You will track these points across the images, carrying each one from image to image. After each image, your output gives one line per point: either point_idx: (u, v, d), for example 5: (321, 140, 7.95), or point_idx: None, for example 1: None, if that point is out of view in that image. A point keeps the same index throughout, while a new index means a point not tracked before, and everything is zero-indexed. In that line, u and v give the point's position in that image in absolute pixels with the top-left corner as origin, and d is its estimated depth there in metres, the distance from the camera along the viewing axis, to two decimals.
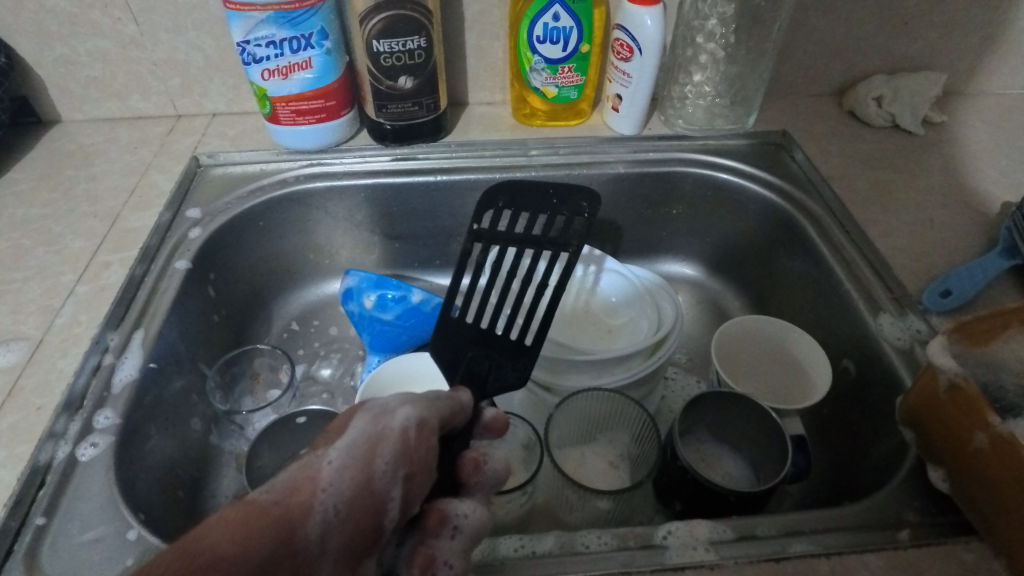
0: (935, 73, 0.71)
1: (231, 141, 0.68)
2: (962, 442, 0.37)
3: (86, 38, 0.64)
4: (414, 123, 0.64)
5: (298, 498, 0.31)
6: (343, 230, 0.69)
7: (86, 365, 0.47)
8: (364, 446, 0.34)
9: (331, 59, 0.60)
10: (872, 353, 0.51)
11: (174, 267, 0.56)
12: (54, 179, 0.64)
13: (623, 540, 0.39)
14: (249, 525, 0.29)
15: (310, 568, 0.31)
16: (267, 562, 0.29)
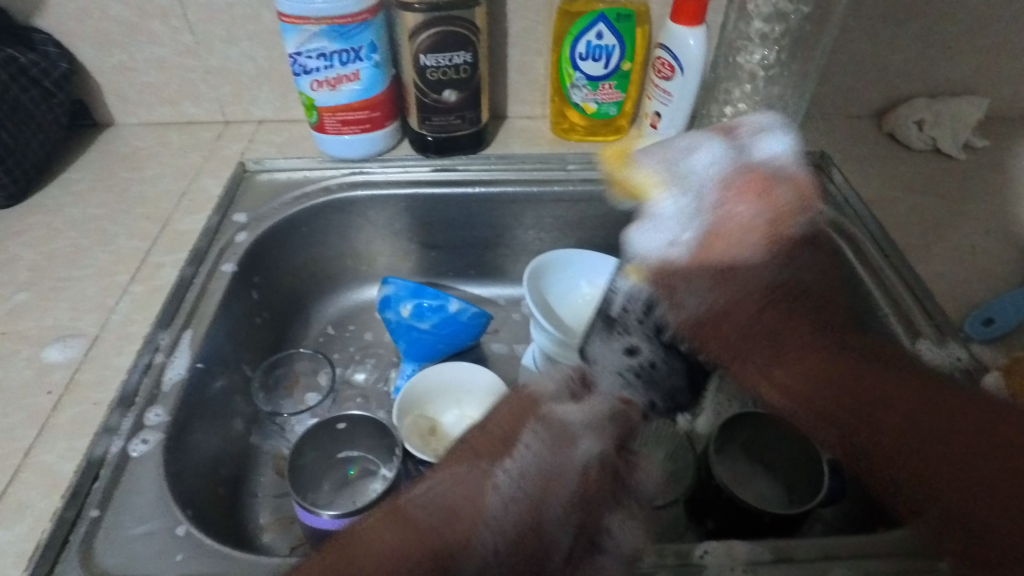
0: (979, 98, 0.70)
1: (277, 148, 0.70)
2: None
3: (145, 46, 0.67)
4: (454, 134, 0.65)
5: (429, 512, 0.37)
6: (382, 238, 0.70)
7: (139, 362, 0.49)
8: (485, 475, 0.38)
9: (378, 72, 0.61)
10: None
11: (222, 270, 0.58)
12: (109, 181, 0.67)
13: (661, 556, 0.40)
14: (388, 530, 0.36)
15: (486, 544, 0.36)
16: (439, 533, 0.36)
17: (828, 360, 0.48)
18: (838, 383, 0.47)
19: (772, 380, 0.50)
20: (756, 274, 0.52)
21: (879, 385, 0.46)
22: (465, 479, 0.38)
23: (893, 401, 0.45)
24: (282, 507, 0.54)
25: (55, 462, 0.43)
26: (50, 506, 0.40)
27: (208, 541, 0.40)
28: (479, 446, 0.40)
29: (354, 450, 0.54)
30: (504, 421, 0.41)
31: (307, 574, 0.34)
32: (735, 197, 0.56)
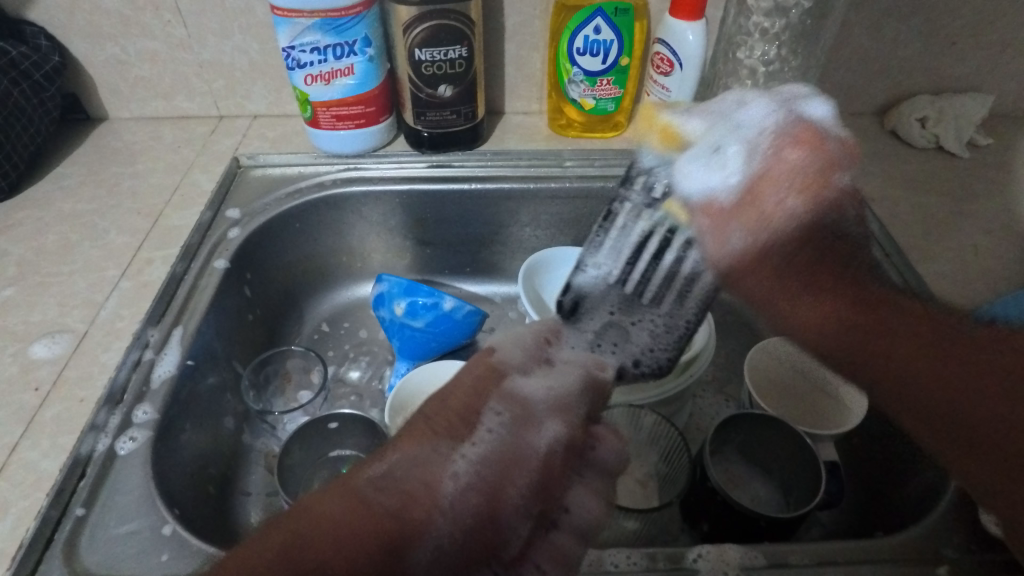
0: (982, 95, 0.69)
1: (271, 143, 0.70)
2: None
3: (137, 39, 0.66)
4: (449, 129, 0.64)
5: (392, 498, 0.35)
6: (376, 234, 0.70)
7: (127, 359, 0.48)
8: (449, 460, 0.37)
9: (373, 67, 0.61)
10: None
11: (213, 266, 0.57)
12: (101, 175, 0.66)
13: (652, 559, 0.39)
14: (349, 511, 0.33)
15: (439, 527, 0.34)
16: (395, 515, 0.34)
17: (850, 300, 0.45)
18: (862, 316, 0.44)
19: (794, 320, 0.47)
20: (791, 236, 0.47)
21: (902, 320, 0.43)
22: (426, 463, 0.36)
23: (932, 355, 0.41)
24: (272, 506, 0.54)
25: (40, 460, 0.42)
26: (33, 504, 0.40)
27: (193, 541, 0.40)
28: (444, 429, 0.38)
29: (346, 448, 0.54)
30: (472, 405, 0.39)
31: (253, 559, 0.31)
32: (785, 145, 0.48)
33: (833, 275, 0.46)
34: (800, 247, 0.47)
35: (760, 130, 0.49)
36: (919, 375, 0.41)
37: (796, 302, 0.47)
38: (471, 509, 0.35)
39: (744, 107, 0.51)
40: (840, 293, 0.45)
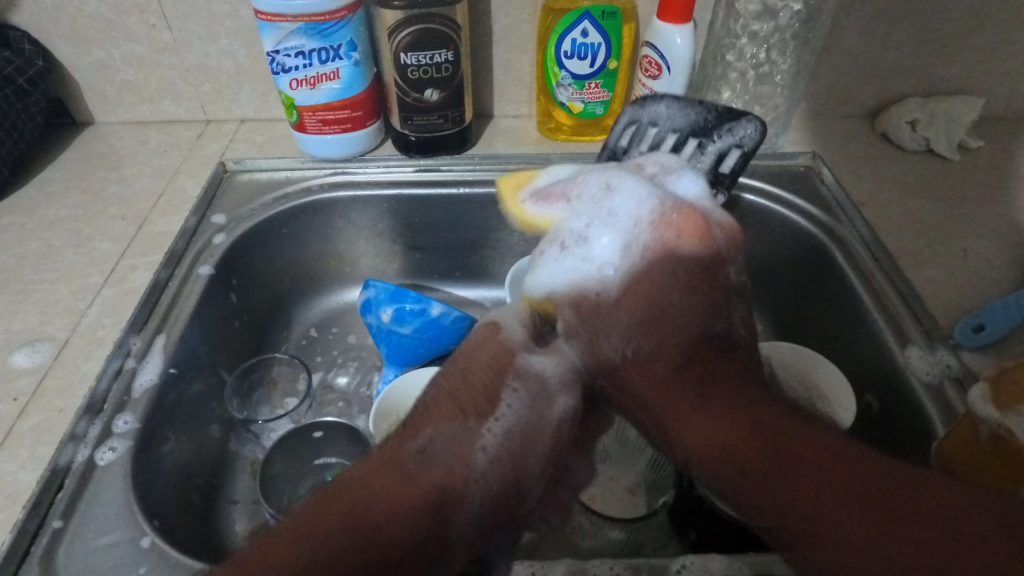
0: (974, 98, 0.69)
1: (258, 147, 0.69)
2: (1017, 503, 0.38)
3: (122, 43, 0.66)
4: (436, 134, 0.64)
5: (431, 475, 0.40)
6: (365, 239, 0.69)
7: (108, 367, 0.48)
8: (477, 448, 0.42)
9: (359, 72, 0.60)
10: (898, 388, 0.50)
11: (198, 272, 0.57)
12: (86, 180, 0.66)
13: (636, 570, 0.38)
14: (392, 491, 0.38)
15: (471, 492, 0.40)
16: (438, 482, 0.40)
17: (819, 451, 0.38)
18: (750, 441, 0.40)
19: (693, 429, 0.42)
20: (694, 329, 0.43)
21: (795, 475, 0.38)
22: (462, 446, 0.42)
23: (732, 399, 0.42)
24: (257, 514, 0.53)
25: (18, 471, 0.41)
26: (11, 517, 0.39)
27: (173, 554, 0.39)
28: (475, 409, 0.43)
29: (331, 457, 0.53)
30: (488, 394, 0.44)
31: (318, 526, 0.35)
32: (667, 234, 0.45)
33: (726, 394, 0.42)
34: (686, 366, 0.43)
35: (633, 226, 0.46)
36: (819, 458, 0.38)
37: (692, 415, 0.42)
38: (501, 470, 0.42)
39: (611, 195, 0.49)
40: (727, 400, 0.41)
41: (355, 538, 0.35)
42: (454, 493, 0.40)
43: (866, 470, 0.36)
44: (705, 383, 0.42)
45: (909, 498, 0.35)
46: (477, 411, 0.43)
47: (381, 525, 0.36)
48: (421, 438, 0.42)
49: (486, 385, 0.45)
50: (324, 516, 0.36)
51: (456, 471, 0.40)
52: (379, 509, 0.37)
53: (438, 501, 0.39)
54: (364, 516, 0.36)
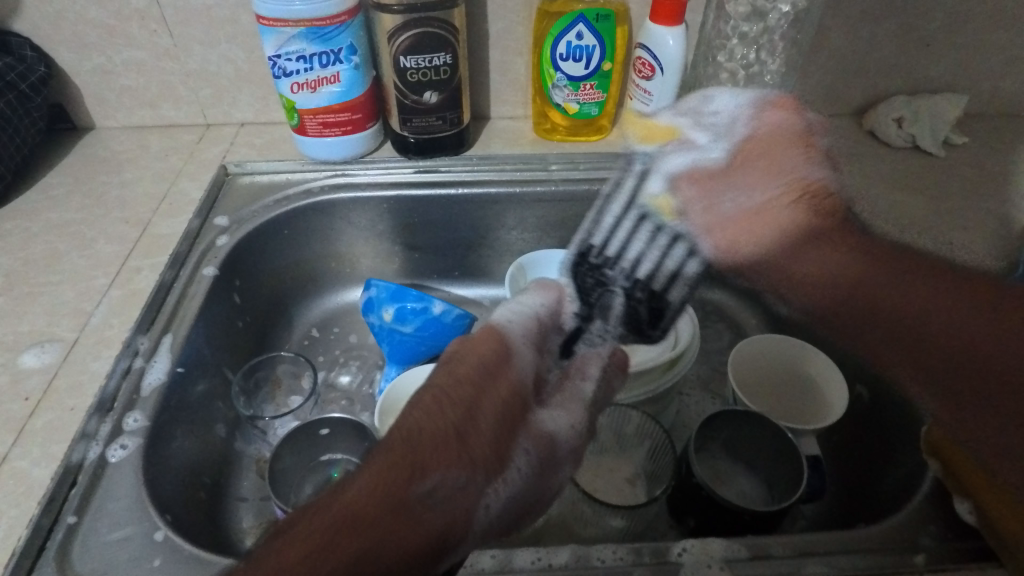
0: (957, 95, 0.71)
1: (258, 150, 0.70)
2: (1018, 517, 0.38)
3: (123, 49, 0.67)
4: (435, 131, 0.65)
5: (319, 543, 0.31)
6: (365, 240, 0.70)
7: (117, 367, 0.48)
8: (397, 485, 0.34)
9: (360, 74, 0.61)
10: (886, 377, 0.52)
11: (202, 273, 0.58)
12: (87, 184, 0.66)
13: (638, 555, 0.39)
14: (287, 565, 0.30)
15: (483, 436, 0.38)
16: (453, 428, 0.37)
17: (872, 257, 0.47)
18: (871, 268, 0.47)
19: (799, 279, 0.51)
20: (805, 219, 0.53)
21: (919, 317, 0.42)
22: (363, 494, 0.33)
23: (886, 282, 0.44)
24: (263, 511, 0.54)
25: (32, 469, 0.42)
26: (26, 513, 0.40)
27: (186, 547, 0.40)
28: (393, 445, 0.36)
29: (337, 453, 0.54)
30: (427, 423, 0.37)
31: (344, 501, 0.33)
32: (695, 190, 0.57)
33: (845, 238, 0.50)
34: (848, 295, 0.46)
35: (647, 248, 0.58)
36: (918, 300, 0.42)
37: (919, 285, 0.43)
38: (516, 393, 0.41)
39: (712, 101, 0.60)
40: (857, 253, 0.48)
41: (304, 559, 0.30)
42: (473, 420, 0.38)
43: (930, 345, 0.41)
44: (867, 308, 0.45)
45: (992, 331, 0.39)
46: (409, 434, 0.36)
47: (387, 492, 0.34)
48: (314, 519, 0.32)
49: (409, 411, 0.38)
50: (349, 494, 0.33)
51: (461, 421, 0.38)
52: (372, 478, 0.34)
53: (443, 431, 0.37)
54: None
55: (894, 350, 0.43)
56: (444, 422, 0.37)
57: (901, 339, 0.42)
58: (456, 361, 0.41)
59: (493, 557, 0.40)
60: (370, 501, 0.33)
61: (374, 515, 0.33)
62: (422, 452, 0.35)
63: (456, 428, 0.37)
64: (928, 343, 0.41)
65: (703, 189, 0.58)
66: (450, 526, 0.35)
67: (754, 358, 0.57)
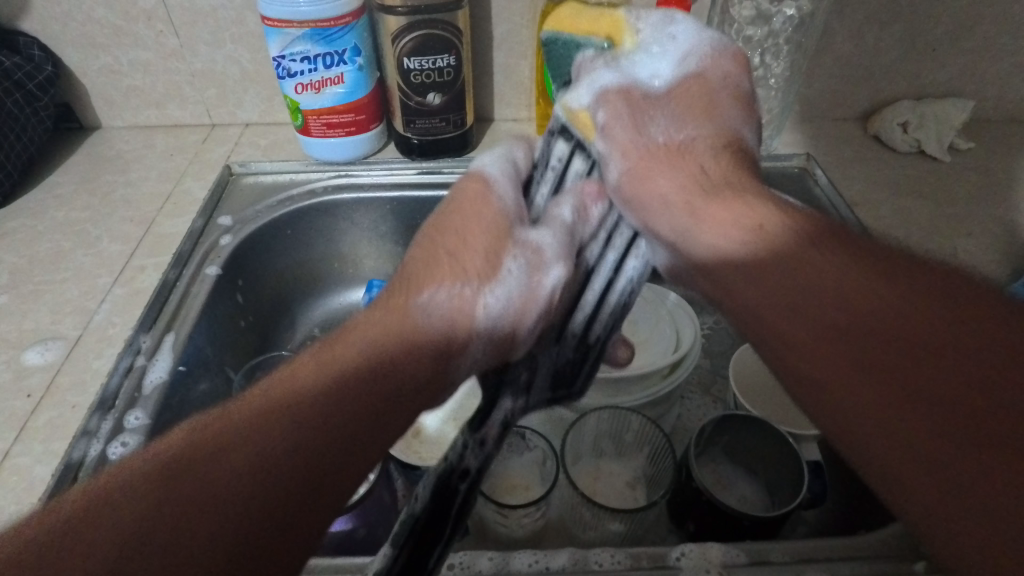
0: (962, 101, 0.71)
1: (262, 151, 0.70)
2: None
3: (130, 49, 0.67)
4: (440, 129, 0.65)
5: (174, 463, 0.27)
6: (368, 240, 0.70)
7: (119, 365, 0.49)
8: (318, 377, 0.31)
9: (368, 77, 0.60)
10: None
11: (205, 272, 0.58)
12: (93, 183, 0.67)
13: (636, 559, 0.39)
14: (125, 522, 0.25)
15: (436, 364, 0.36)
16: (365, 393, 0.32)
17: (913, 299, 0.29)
18: (868, 278, 0.30)
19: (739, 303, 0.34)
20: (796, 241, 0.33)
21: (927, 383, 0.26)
22: (311, 401, 0.30)
23: (913, 323, 0.28)
24: None
25: (33, 466, 0.43)
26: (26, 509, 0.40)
27: None
28: (280, 383, 0.31)
29: None
30: (332, 407, 0.30)
31: (226, 474, 0.27)
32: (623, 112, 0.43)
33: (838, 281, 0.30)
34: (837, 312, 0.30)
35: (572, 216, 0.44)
36: (824, 281, 0.31)
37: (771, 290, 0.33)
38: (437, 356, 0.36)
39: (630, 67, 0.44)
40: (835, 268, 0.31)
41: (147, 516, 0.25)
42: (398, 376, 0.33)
43: (879, 338, 0.28)
44: (784, 294, 0.32)
45: (962, 373, 0.26)
46: (288, 391, 0.30)
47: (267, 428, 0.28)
48: (207, 426, 0.29)
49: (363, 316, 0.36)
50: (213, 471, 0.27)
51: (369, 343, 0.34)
52: (285, 437, 0.29)
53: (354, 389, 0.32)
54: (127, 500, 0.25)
55: (870, 386, 0.27)
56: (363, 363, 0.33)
57: (890, 396, 0.27)
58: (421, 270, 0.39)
59: (490, 559, 0.40)
60: (311, 388, 0.31)
61: (301, 401, 0.30)
62: (329, 466, 0.29)
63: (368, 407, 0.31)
64: (871, 344, 0.28)
65: (633, 108, 0.43)
66: (379, 399, 0.32)
67: (757, 361, 0.57)
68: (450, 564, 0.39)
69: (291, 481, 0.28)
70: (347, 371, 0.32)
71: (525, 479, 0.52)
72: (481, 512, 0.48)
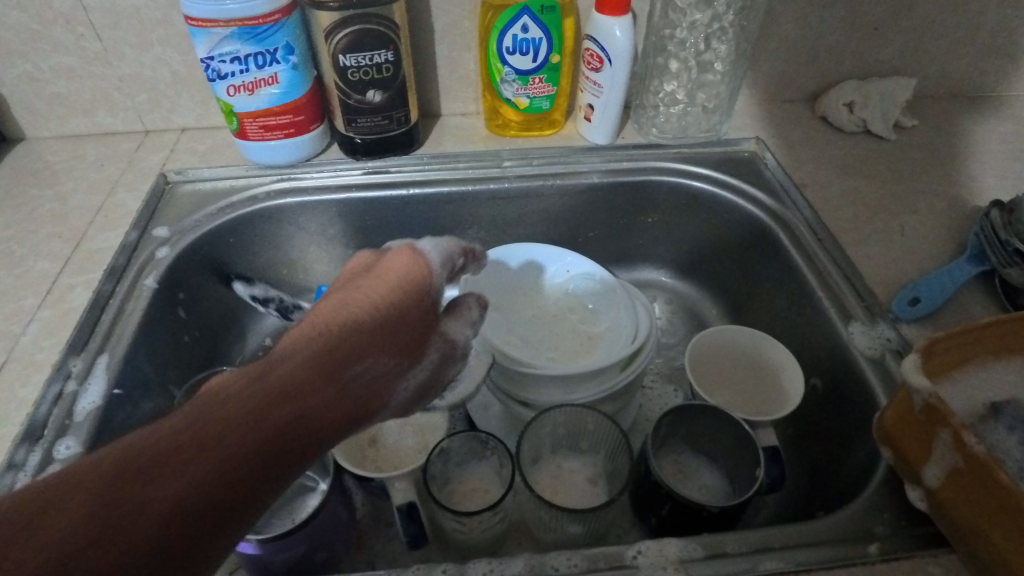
0: (906, 78, 0.71)
1: (200, 156, 0.68)
2: (928, 458, 0.38)
3: (50, 55, 0.63)
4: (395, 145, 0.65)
5: (191, 445, 0.27)
6: (317, 246, 0.68)
7: (47, 393, 0.46)
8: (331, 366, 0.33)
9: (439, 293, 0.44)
10: (835, 367, 0.52)
11: (142, 285, 0.55)
12: (18, 199, 0.63)
13: (593, 561, 0.38)
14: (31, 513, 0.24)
15: (318, 394, 0.32)
16: (288, 391, 0.31)
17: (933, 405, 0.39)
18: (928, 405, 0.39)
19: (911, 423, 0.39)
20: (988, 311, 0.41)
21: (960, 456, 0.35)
22: (278, 378, 0.31)
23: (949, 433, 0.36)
24: None
25: None
26: None
27: None
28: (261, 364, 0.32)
29: None
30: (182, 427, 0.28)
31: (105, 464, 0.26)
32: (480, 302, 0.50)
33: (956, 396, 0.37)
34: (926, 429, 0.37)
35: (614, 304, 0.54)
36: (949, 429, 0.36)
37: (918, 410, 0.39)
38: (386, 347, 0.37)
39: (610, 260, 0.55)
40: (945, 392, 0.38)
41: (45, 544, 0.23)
42: (312, 393, 0.32)
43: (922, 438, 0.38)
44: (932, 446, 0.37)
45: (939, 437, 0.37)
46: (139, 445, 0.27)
47: (231, 442, 0.28)
48: (230, 395, 0.30)
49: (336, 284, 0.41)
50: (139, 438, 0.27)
51: (336, 382, 0.33)
52: (229, 428, 0.28)
53: (287, 397, 0.31)
54: (113, 478, 0.25)
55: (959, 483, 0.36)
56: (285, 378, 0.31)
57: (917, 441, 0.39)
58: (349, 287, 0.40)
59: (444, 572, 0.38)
60: (184, 423, 0.28)
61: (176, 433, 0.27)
62: (238, 459, 0.28)
63: (303, 425, 0.31)
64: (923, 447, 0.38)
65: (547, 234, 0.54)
66: (369, 402, 0.35)
67: (712, 348, 0.56)
68: None
69: (334, 422, 0.32)
70: (294, 380, 0.31)
71: (484, 482, 0.51)
72: (439, 520, 0.47)
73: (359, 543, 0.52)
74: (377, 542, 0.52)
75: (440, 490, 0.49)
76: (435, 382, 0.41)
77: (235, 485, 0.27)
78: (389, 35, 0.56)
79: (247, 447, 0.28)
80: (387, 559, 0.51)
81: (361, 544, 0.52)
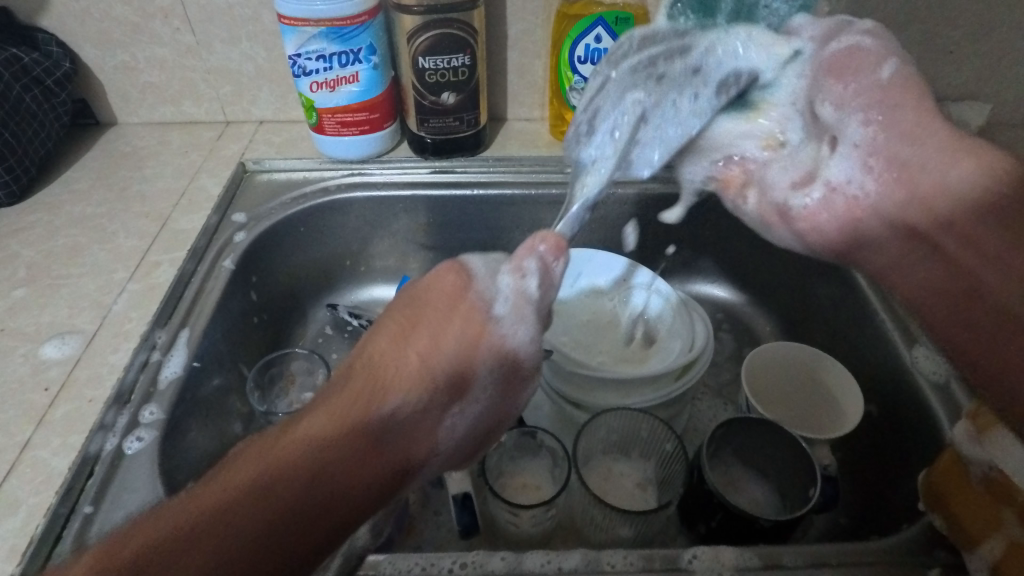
0: (981, 104, 0.70)
1: (277, 148, 0.71)
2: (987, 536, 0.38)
3: (146, 46, 0.68)
4: (461, 149, 0.67)
5: (190, 537, 0.29)
6: (380, 239, 0.71)
7: (135, 360, 0.49)
8: (358, 404, 0.34)
9: (525, 366, 0.39)
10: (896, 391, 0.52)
11: (221, 267, 0.59)
12: (109, 179, 0.67)
13: (649, 561, 0.39)
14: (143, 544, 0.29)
15: (418, 447, 0.36)
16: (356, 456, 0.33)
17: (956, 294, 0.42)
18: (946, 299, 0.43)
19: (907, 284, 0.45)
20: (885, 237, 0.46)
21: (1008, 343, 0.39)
22: (358, 423, 0.34)
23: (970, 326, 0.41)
24: None
25: (51, 458, 0.43)
26: (44, 500, 0.41)
27: None
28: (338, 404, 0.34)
29: None
30: (263, 470, 0.32)
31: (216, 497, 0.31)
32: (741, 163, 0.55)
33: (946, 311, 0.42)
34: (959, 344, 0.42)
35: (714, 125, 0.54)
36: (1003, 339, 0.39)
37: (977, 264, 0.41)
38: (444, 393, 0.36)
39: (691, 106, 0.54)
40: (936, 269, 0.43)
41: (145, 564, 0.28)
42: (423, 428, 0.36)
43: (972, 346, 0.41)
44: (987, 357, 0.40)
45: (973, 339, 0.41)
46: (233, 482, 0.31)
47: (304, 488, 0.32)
48: (313, 427, 0.33)
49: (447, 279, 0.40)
50: (249, 473, 0.32)
51: (402, 440, 0.35)
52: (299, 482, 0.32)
53: (364, 446, 0.33)
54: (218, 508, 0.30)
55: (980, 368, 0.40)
56: (356, 434, 0.34)
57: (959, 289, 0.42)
58: (385, 319, 0.39)
59: (503, 559, 0.40)
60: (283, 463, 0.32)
61: (272, 479, 0.31)
62: (302, 515, 0.31)
63: (382, 458, 0.34)
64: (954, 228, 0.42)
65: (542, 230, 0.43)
66: (423, 402, 0.36)
67: (768, 364, 0.57)
68: (462, 563, 0.39)
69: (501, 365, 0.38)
70: (369, 439, 0.34)
71: (535, 478, 0.52)
72: (491, 510, 0.48)
73: (409, 528, 0.53)
74: (426, 529, 0.53)
75: (493, 481, 0.51)
76: (497, 417, 0.39)
77: (292, 524, 0.31)
78: (469, 38, 0.58)
79: (317, 500, 0.32)
80: (437, 546, 0.52)
81: (411, 530, 0.53)
